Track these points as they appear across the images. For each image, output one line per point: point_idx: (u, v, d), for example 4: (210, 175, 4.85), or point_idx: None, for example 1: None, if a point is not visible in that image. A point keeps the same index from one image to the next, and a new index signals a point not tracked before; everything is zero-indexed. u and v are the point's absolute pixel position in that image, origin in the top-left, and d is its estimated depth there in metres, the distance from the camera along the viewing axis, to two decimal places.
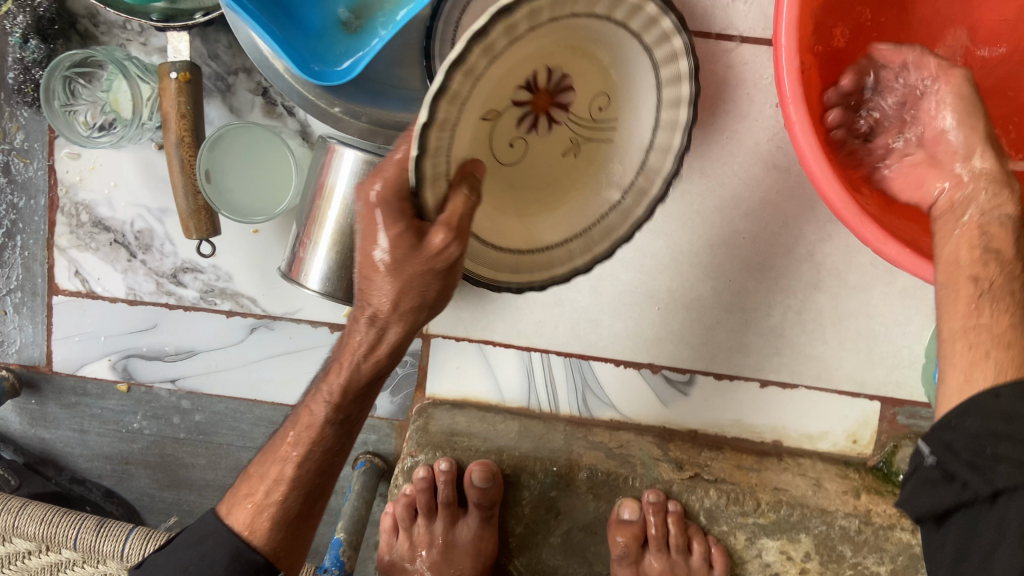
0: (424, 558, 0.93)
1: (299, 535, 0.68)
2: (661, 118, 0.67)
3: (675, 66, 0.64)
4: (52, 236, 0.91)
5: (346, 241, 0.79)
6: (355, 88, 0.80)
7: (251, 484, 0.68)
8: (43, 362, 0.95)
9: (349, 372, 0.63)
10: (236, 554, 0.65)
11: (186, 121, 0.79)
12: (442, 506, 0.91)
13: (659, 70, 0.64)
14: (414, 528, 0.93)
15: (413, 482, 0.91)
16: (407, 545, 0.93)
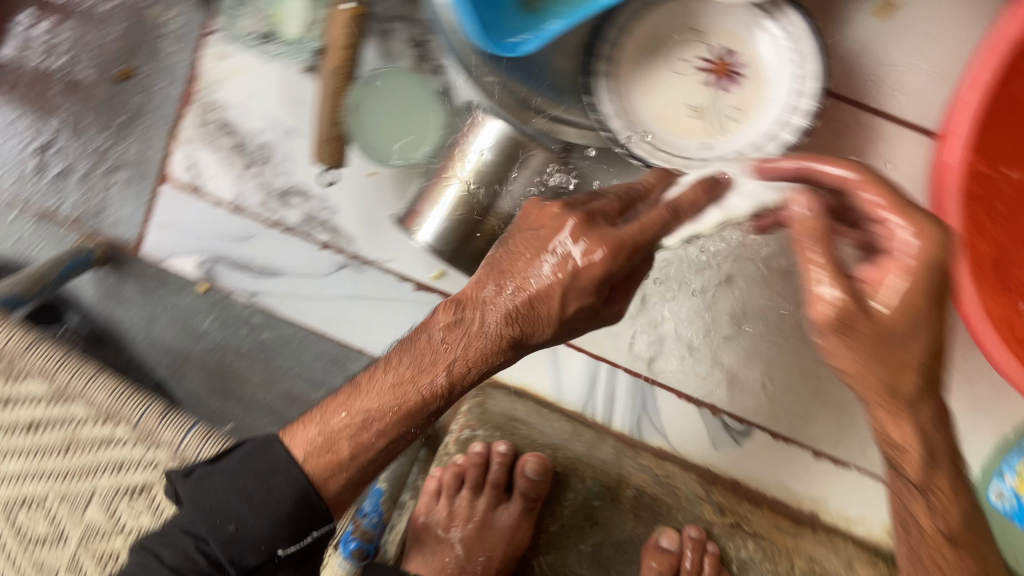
0: (455, 531, 0.94)
1: (355, 471, 0.63)
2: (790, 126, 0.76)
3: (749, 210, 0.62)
4: (178, 125, 0.93)
5: (469, 205, 0.80)
6: (511, 65, 0.80)
7: (322, 417, 0.64)
8: (133, 242, 0.96)
9: (479, 355, 0.62)
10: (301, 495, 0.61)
11: (347, 54, 0.81)
12: (490, 486, 0.94)
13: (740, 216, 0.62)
14: (454, 499, 0.95)
15: (466, 455, 0.95)
16: (445, 512, 0.94)
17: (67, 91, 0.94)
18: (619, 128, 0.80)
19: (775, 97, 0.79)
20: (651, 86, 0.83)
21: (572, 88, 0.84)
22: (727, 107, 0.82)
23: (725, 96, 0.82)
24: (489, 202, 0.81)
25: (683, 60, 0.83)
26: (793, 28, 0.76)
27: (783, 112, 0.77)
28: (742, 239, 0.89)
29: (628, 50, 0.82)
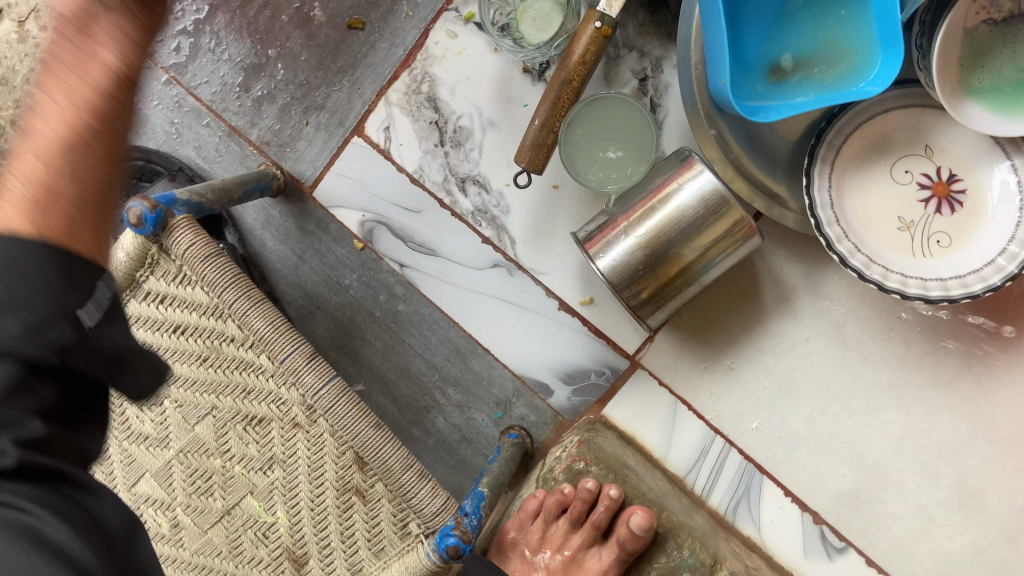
0: (543, 559, 0.86)
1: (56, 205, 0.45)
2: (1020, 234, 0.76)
3: None
4: (388, 86, 0.95)
5: (655, 249, 0.80)
6: (740, 127, 0.81)
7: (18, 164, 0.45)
8: (308, 182, 0.98)
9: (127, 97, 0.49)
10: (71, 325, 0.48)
11: (582, 68, 0.80)
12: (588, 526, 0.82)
13: None
14: (550, 527, 0.86)
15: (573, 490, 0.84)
16: (536, 537, 0.85)
17: (295, 23, 0.96)
18: (827, 220, 0.80)
19: (992, 236, 0.79)
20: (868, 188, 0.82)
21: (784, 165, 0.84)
22: (938, 231, 0.81)
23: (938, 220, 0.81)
24: (673, 252, 0.80)
25: (905, 170, 0.82)
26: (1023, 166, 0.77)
27: (999, 254, 0.77)
28: (895, 358, 0.88)
29: (852, 147, 0.82)
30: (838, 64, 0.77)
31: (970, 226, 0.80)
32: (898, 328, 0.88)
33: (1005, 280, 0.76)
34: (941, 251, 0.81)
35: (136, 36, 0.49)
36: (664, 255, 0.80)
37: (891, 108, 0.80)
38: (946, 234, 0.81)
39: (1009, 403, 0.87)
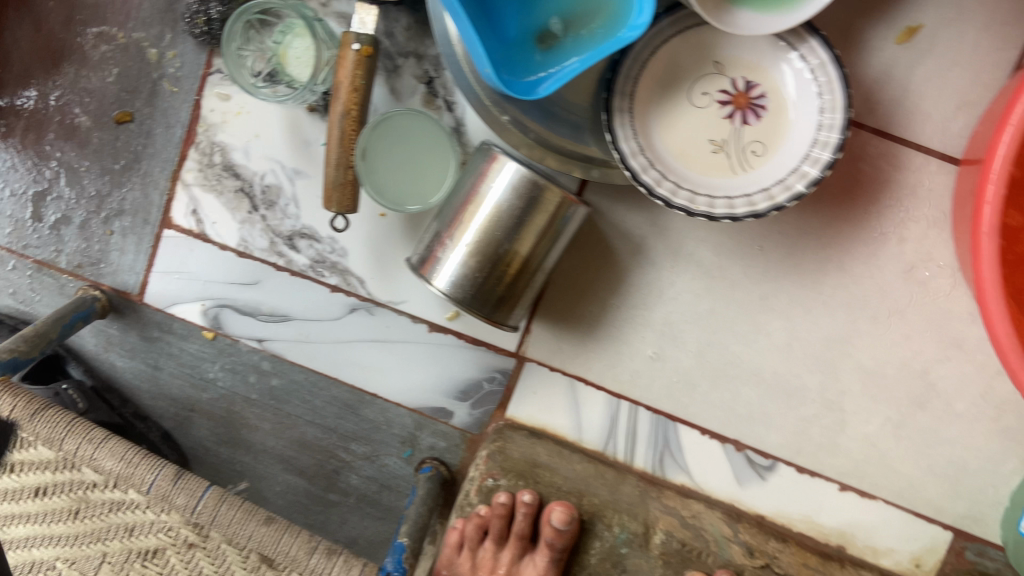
0: None
1: None
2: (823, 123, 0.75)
3: None
4: (180, 169, 0.91)
5: (488, 251, 0.78)
6: (531, 104, 0.79)
7: None
8: (135, 290, 0.94)
9: None
10: None
11: (356, 95, 0.78)
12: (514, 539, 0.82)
13: None
14: (478, 551, 0.85)
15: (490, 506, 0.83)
16: (469, 566, 0.84)
17: (64, 136, 0.93)
18: (640, 166, 0.78)
19: (799, 132, 0.78)
20: (672, 121, 0.81)
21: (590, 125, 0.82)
22: (750, 142, 0.80)
23: (747, 130, 0.81)
24: (507, 248, 0.78)
25: (702, 92, 0.81)
26: (811, 50, 0.75)
27: (809, 150, 0.76)
28: (761, 271, 0.88)
29: (647, 84, 0.80)
30: (599, 14, 0.76)
31: (777, 127, 0.80)
32: (755, 240, 0.87)
33: (809, 183, 0.75)
34: (759, 160, 0.80)
35: None
36: (501, 254, 0.78)
37: (668, 36, 0.79)
38: (758, 142, 0.80)
39: (878, 278, 0.87)
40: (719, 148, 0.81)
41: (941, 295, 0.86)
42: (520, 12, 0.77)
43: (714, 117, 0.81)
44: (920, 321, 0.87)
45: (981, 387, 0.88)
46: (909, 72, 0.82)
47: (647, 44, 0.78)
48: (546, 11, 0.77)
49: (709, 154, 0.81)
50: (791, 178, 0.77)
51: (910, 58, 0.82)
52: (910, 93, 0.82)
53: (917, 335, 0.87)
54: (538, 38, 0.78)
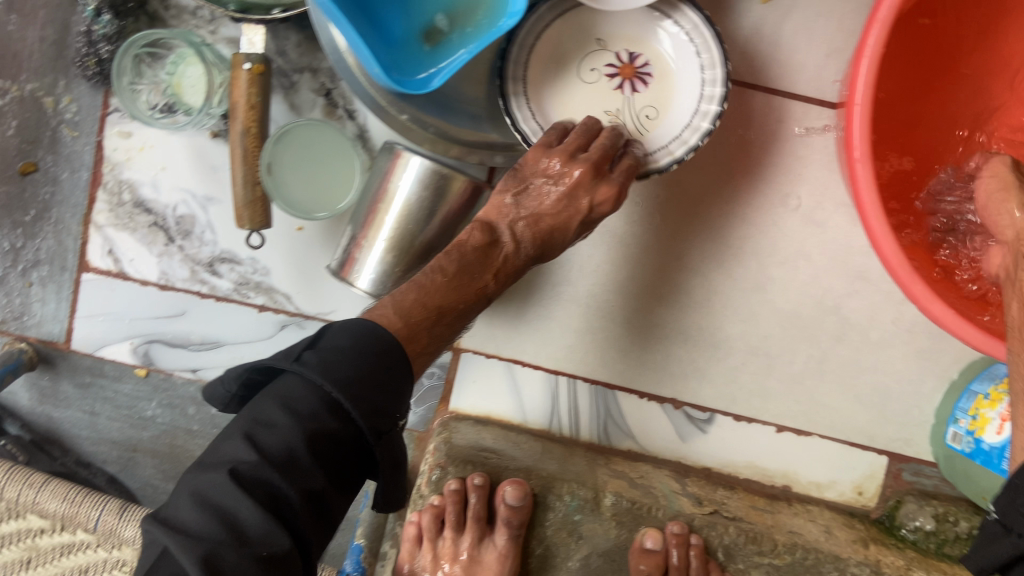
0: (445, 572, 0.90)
1: None
2: (706, 78, 0.80)
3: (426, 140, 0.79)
4: (90, 211, 0.91)
5: (404, 245, 0.80)
6: (426, 100, 0.82)
7: None
8: (61, 338, 0.94)
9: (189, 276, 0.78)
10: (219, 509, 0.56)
11: (254, 113, 0.80)
12: (475, 521, 0.88)
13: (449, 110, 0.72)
14: (438, 541, 0.90)
15: (442, 493, 0.89)
16: (430, 557, 0.90)
17: None
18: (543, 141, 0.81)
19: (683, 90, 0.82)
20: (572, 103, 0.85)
21: (486, 115, 0.86)
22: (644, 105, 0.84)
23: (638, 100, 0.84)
24: (423, 240, 0.80)
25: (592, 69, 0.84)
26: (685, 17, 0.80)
27: (697, 106, 0.81)
28: (671, 232, 0.92)
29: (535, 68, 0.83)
30: (479, 7, 0.80)
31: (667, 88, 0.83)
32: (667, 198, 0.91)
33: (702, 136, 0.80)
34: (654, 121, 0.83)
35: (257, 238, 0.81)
36: (416, 245, 0.80)
37: (549, 21, 0.82)
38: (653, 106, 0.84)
39: (781, 224, 0.91)
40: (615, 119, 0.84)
41: (838, 232, 0.91)
42: (402, 14, 0.80)
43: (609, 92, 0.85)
44: (824, 259, 0.92)
45: (890, 314, 0.93)
46: (779, 27, 0.87)
47: (530, 31, 0.81)
48: (428, 10, 0.80)
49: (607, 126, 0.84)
50: (684, 134, 0.82)
51: (777, 13, 0.87)
52: (782, 46, 0.87)
53: (825, 273, 0.92)
54: (422, 36, 0.81)
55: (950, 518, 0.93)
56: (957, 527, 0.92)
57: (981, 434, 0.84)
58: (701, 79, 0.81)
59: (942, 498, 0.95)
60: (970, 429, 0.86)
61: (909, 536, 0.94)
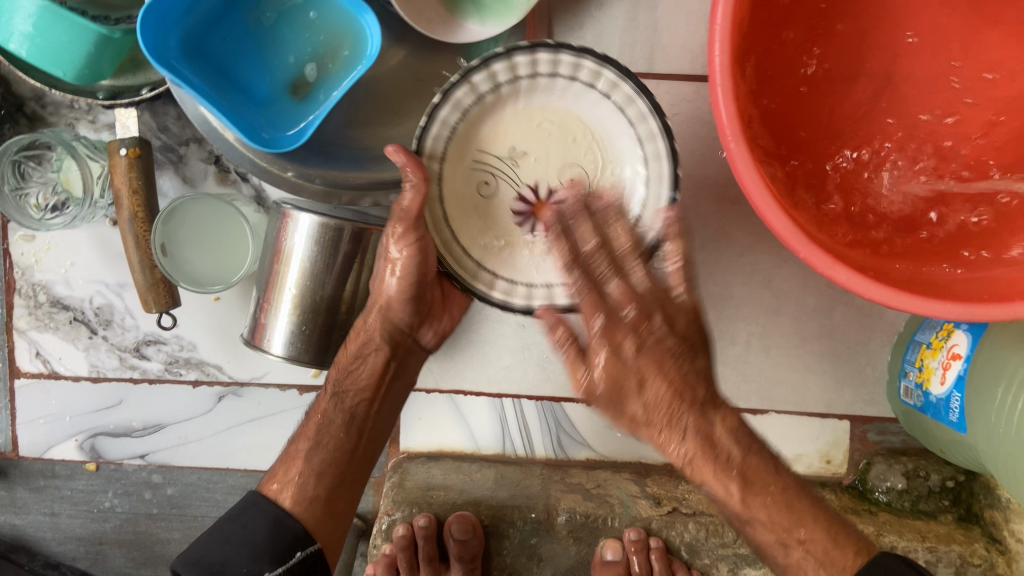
0: None
1: None
2: (647, 153, 0.70)
3: (654, 144, 0.70)
4: (10, 319, 0.90)
5: (309, 303, 0.79)
6: (308, 152, 0.82)
7: None
8: (8, 447, 0.94)
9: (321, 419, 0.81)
10: (275, 520, 0.76)
11: (139, 197, 0.78)
12: (424, 562, 0.91)
13: (626, 114, 0.70)
14: None
15: (393, 542, 0.92)
16: None
17: None
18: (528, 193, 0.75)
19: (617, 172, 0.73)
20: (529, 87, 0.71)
21: (374, 155, 0.84)
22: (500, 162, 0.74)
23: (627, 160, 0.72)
24: (328, 295, 0.79)
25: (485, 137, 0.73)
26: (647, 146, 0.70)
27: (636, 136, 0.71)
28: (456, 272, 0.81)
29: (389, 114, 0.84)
30: (343, 46, 0.77)
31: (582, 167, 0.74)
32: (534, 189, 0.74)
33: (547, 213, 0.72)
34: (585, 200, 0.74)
35: (265, 322, 0.80)
36: (322, 302, 0.79)
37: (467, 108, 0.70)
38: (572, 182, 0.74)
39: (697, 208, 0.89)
40: (490, 184, 0.75)
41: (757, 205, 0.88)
42: (266, 70, 0.78)
43: (493, 150, 0.73)
44: (745, 235, 0.89)
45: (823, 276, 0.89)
46: (656, 11, 0.85)
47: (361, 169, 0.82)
48: (295, 62, 0.78)
49: (472, 198, 0.75)
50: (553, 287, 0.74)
51: None
52: (659, 30, 0.85)
53: (749, 249, 0.89)
54: (291, 88, 0.78)
55: (921, 472, 0.91)
56: (929, 481, 0.91)
57: (929, 386, 0.81)
58: (637, 138, 0.71)
59: (911, 453, 0.92)
60: (919, 381, 0.82)
61: (883, 498, 0.92)
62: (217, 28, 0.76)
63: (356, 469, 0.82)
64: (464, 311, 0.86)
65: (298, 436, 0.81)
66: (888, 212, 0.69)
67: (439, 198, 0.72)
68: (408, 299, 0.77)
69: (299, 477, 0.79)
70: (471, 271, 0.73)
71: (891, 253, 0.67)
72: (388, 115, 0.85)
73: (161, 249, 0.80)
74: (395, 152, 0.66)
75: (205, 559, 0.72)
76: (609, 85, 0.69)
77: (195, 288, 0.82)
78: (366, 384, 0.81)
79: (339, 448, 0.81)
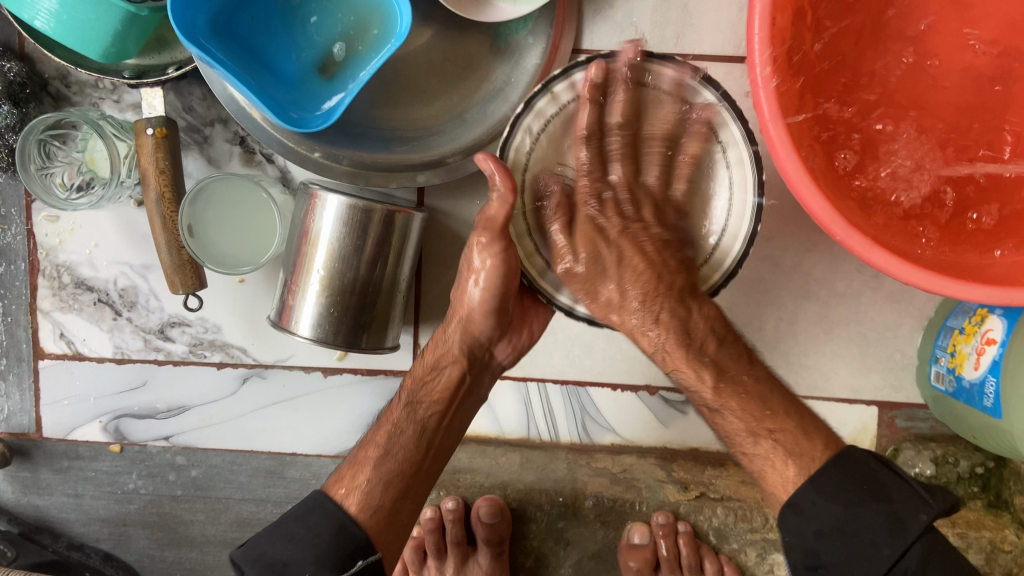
0: None
1: None
2: (730, 160, 0.67)
3: (737, 150, 0.66)
4: (34, 300, 0.90)
5: (337, 285, 0.78)
6: (335, 133, 0.81)
7: None
8: (32, 428, 0.94)
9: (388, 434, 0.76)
10: (342, 525, 0.71)
11: (166, 176, 0.77)
12: (452, 546, 0.91)
13: (699, 116, 0.67)
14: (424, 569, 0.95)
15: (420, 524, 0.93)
16: None
17: None
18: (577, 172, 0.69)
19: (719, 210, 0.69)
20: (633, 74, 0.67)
21: (401, 136, 0.83)
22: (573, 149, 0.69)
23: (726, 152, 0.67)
24: (356, 277, 0.78)
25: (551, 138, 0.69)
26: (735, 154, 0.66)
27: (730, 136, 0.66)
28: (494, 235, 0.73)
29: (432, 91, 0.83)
30: (371, 25, 0.77)
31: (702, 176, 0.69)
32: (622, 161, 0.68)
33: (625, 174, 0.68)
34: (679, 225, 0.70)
35: (296, 304, 0.79)
36: (350, 284, 0.78)
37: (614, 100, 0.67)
38: (673, 171, 0.69)
39: None
40: (564, 189, 0.70)
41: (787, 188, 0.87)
42: (294, 49, 0.77)
43: (567, 156, 0.70)
44: (774, 219, 0.88)
45: (853, 260, 0.88)
46: None
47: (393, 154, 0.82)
48: (322, 42, 0.77)
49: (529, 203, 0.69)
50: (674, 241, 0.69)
51: None
52: (689, 10, 0.84)
53: (779, 233, 0.88)
54: (319, 67, 0.78)
55: (950, 459, 0.90)
56: (958, 467, 0.90)
57: (961, 371, 0.80)
58: (718, 143, 0.67)
59: (940, 439, 0.91)
60: (951, 366, 0.82)
61: None
62: (245, 7, 0.75)
63: (420, 481, 0.76)
64: (544, 327, 0.81)
65: (367, 443, 0.77)
66: (918, 190, 0.67)
67: (524, 211, 0.69)
68: (491, 312, 0.73)
69: (366, 483, 0.73)
70: (539, 267, 0.71)
71: (920, 232, 0.66)
72: (416, 95, 0.84)
73: (189, 229, 0.79)
74: (486, 160, 0.64)
75: (268, 558, 0.69)
76: (690, 92, 0.67)
77: (223, 269, 0.81)
78: (439, 397, 0.77)
79: (409, 458, 0.75)
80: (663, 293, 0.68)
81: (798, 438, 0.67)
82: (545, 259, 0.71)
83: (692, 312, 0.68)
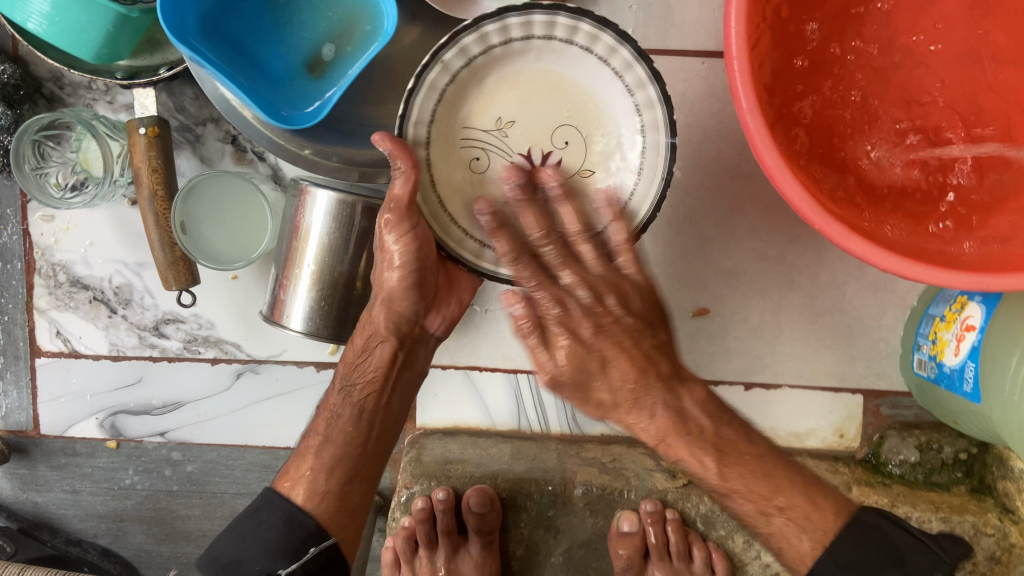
0: None
1: None
2: (637, 101, 0.68)
3: (643, 92, 0.67)
4: (31, 298, 0.92)
5: (327, 279, 0.80)
6: (324, 130, 0.82)
7: None
8: (30, 426, 0.96)
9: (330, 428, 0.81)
10: (289, 516, 0.79)
11: (158, 175, 0.79)
12: (442, 536, 0.93)
13: (623, 79, 0.68)
14: (415, 560, 0.95)
15: (411, 514, 0.93)
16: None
17: None
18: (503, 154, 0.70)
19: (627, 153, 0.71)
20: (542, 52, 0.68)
21: (390, 133, 0.85)
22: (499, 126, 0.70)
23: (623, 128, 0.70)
24: (346, 270, 0.80)
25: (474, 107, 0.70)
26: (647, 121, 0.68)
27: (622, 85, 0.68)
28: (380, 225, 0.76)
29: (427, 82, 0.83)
30: (360, 25, 0.78)
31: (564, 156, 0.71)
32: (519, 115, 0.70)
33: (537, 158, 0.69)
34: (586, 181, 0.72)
35: (285, 298, 0.81)
36: (340, 278, 0.80)
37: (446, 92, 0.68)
38: (569, 143, 0.71)
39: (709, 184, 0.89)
40: (481, 158, 0.72)
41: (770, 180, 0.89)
42: (283, 48, 0.79)
43: (479, 122, 0.71)
44: (758, 211, 0.89)
45: (837, 251, 0.89)
46: None
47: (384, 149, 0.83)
48: (311, 41, 0.79)
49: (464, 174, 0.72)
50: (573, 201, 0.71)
51: None
52: (672, 6, 0.85)
53: (762, 225, 0.90)
54: (308, 66, 0.79)
55: (934, 445, 0.92)
56: (942, 454, 0.91)
57: (943, 358, 0.81)
58: (626, 87, 0.68)
59: (924, 426, 0.93)
60: (932, 354, 0.83)
61: (896, 471, 0.93)
62: (235, 7, 0.77)
63: (368, 461, 0.83)
64: (475, 291, 0.83)
65: (310, 432, 0.83)
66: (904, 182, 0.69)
67: (432, 185, 0.71)
68: (411, 287, 0.75)
69: (310, 473, 0.80)
70: (458, 238, 0.71)
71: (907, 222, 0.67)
72: (404, 92, 0.85)
73: (180, 226, 0.81)
74: (381, 139, 0.66)
75: (221, 558, 0.77)
76: (608, 50, 0.67)
77: (215, 265, 0.83)
78: (374, 376, 0.81)
79: (352, 440, 0.81)
80: (607, 319, 0.72)
81: (809, 511, 0.74)
82: (462, 226, 0.72)
83: (649, 334, 0.74)
